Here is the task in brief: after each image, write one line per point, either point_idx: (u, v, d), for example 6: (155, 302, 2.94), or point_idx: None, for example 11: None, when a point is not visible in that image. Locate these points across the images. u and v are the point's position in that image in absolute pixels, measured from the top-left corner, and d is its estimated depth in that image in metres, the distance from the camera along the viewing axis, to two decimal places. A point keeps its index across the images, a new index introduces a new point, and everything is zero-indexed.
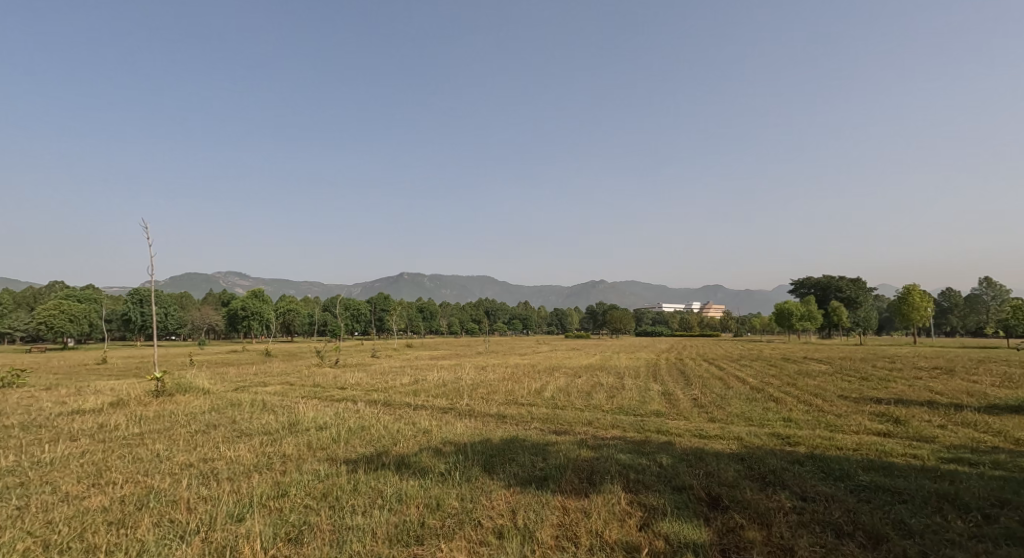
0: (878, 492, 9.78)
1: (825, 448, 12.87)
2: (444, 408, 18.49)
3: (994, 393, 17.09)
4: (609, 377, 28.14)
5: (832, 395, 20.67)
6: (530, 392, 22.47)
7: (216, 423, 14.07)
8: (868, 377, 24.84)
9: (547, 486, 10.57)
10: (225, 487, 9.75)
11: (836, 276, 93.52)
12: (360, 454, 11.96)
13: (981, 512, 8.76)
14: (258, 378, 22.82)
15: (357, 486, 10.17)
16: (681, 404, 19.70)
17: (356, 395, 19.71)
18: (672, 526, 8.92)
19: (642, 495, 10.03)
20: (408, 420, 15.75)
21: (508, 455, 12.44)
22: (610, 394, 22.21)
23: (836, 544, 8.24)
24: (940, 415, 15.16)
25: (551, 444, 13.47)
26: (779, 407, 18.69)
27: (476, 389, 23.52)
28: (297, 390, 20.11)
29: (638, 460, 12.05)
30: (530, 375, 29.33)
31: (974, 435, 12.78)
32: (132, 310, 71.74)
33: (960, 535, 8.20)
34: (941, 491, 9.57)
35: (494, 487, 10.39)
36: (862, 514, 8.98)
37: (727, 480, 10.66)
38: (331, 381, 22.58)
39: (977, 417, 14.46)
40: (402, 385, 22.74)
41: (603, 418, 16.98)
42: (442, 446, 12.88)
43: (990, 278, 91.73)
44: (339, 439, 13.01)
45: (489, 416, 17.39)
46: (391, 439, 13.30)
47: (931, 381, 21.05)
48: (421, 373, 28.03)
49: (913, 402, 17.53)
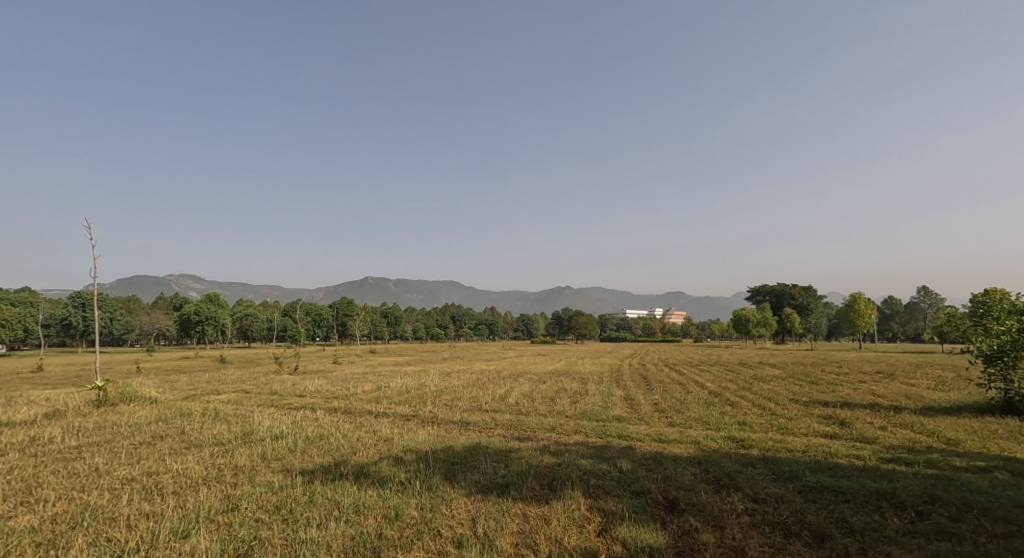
0: (823, 492, 10.19)
1: (776, 450, 13.34)
2: (407, 416, 18.33)
3: (930, 396, 18.05)
4: (573, 383, 28.37)
5: (784, 399, 21.41)
6: (495, 399, 22.47)
7: (163, 434, 13.57)
8: (818, 381, 25.83)
9: (508, 493, 10.62)
10: (169, 502, 9.42)
11: (789, 284, 96.92)
12: (317, 465, 11.74)
13: (915, 509, 9.22)
14: (211, 386, 22.09)
15: (312, 497, 9.99)
16: (643, 409, 20.06)
17: (315, 403, 19.32)
18: (630, 530, 9.07)
19: (601, 501, 10.18)
20: (369, 428, 15.59)
21: (470, 462, 12.41)
22: (573, 400, 22.42)
23: (783, 544, 8.53)
24: (881, 417, 15.94)
25: (514, 451, 13.51)
26: (734, 411, 19.26)
27: (439, 395, 23.37)
28: (252, 398, 19.54)
29: (599, 465, 12.22)
30: (495, 381, 29.30)
31: (911, 436, 13.49)
32: (73, 314, 68.05)
33: (895, 532, 8.62)
34: (879, 490, 10.01)
35: (455, 495, 10.37)
36: (808, 514, 9.33)
37: (684, 483, 10.91)
38: (289, 388, 22.07)
39: (914, 418, 15.26)
40: (364, 392, 22.40)
41: (566, 424, 17.15)
42: (403, 454, 12.77)
43: (927, 287, 95.94)
44: (295, 448, 12.73)
45: (452, 423, 17.35)
46: (351, 447, 13.13)
47: (874, 384, 22.05)
48: (384, 380, 27.62)
49: (858, 404, 18.34)
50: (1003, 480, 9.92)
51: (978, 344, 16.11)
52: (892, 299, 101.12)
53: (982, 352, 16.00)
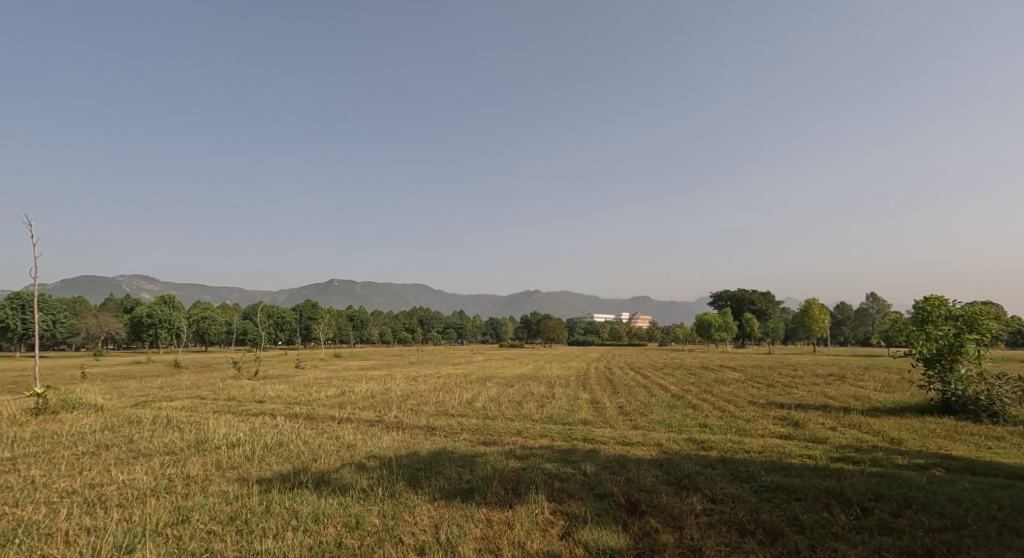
0: (777, 491, 10.52)
1: (734, 451, 13.70)
2: (371, 421, 18.10)
3: (876, 397, 18.85)
4: (540, 387, 28.52)
5: (743, 401, 22.02)
6: (461, 403, 22.39)
7: (109, 443, 13.06)
8: (775, 383, 26.69)
9: (472, 498, 10.61)
10: (113, 516, 9.09)
11: (748, 290, 99.81)
12: (275, 473, 11.49)
13: (861, 506, 9.60)
14: (163, 392, 21.30)
15: (269, 507, 9.78)
16: (607, 413, 20.33)
17: (274, 409, 18.84)
18: (592, 533, 9.18)
19: (564, 504, 10.27)
20: (332, 434, 15.34)
21: (435, 468, 12.35)
22: (539, 404, 22.51)
23: (738, 543, 8.77)
24: (831, 417, 16.58)
25: (479, 455, 13.49)
26: (695, 413, 19.70)
27: (405, 399, 23.16)
28: (208, 404, 18.97)
29: (563, 468, 12.33)
30: (462, 385, 29.17)
31: (859, 436, 14.04)
32: (12, 317, 64.56)
33: (842, 528, 8.98)
34: (829, 488, 10.41)
35: (418, 501, 10.31)
36: (762, 513, 9.62)
37: (646, 486, 11.10)
38: (248, 394, 21.46)
39: (862, 418, 15.92)
40: (327, 398, 21.98)
41: (532, 427, 17.23)
42: (366, 461, 12.62)
43: (875, 294, 100.16)
44: (252, 456, 12.43)
45: (418, 428, 17.22)
46: (312, 454, 12.90)
47: (827, 387, 22.89)
48: (349, 384, 27.17)
49: (810, 406, 19.01)
50: (939, 477, 10.43)
51: (918, 348, 16.94)
52: (843, 304, 105.23)
53: (922, 356, 16.87)
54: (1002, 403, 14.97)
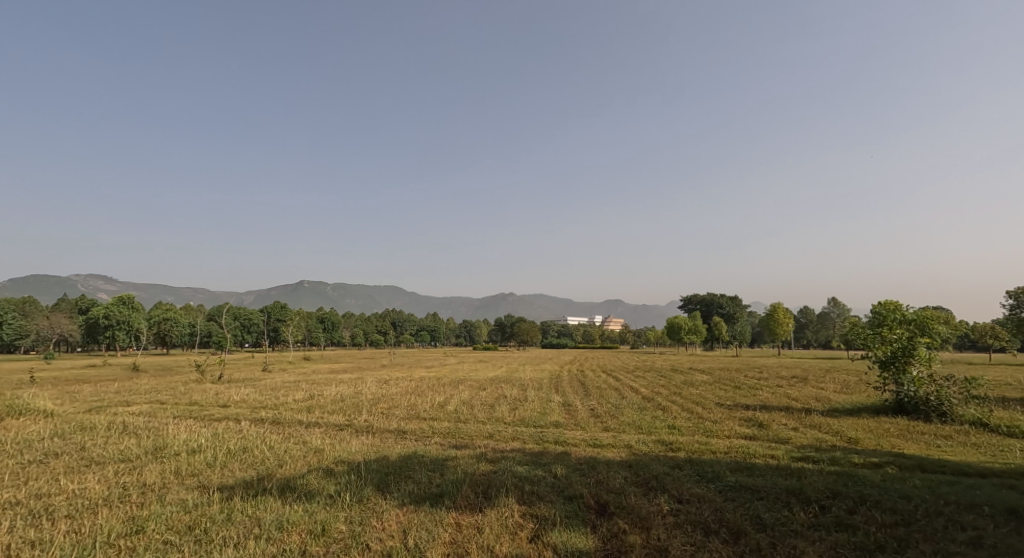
0: (741, 491, 10.74)
1: (700, 452, 13.94)
2: (340, 425, 17.83)
3: (837, 398, 19.40)
4: (513, 389, 28.48)
5: (711, 402, 22.44)
6: (433, 407, 22.21)
7: (59, 451, 12.56)
8: (740, 386, 27.26)
9: (442, 502, 10.55)
10: (60, 528, 8.75)
11: (717, 294, 101.76)
12: (237, 480, 11.22)
13: (818, 504, 9.87)
14: (120, 397, 20.56)
15: (231, 515, 9.55)
16: (579, 415, 20.45)
17: (239, 414, 18.40)
18: (560, 536, 9.23)
19: (534, 507, 10.29)
20: (298, 439, 15.05)
21: (404, 472, 12.23)
22: (512, 407, 22.48)
23: (703, 542, 8.91)
24: (794, 418, 16.98)
25: (450, 459, 13.42)
26: (664, 415, 19.98)
27: (376, 403, 22.85)
28: (168, 409, 18.39)
29: (533, 471, 12.35)
30: (434, 388, 28.96)
31: (819, 436, 14.45)
32: None
33: (802, 525, 9.20)
34: (790, 486, 10.69)
35: (386, 507, 10.20)
36: (727, 512, 9.82)
37: (614, 487, 11.21)
38: (211, 398, 20.90)
39: (823, 419, 16.35)
40: (294, 402, 21.56)
41: (504, 430, 17.20)
42: (334, 466, 12.43)
43: (836, 298, 103.23)
44: (214, 463, 12.11)
45: (388, 432, 17.04)
46: (277, 460, 12.64)
47: (790, 388, 23.51)
48: (318, 388, 26.70)
49: (774, 407, 19.46)
50: (891, 474, 10.82)
51: (875, 351, 17.51)
52: (806, 308, 108.22)
53: (879, 359, 17.41)
54: (951, 403, 15.59)
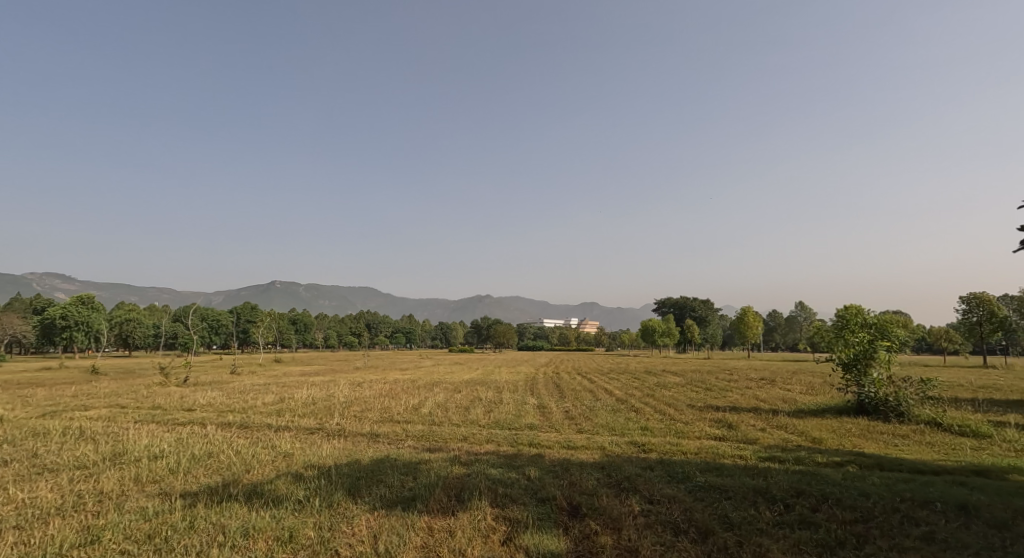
0: (710, 490, 10.90)
1: (672, 452, 14.10)
2: (311, 429, 17.55)
3: (803, 399, 19.88)
4: (488, 392, 28.41)
5: (683, 404, 22.73)
6: (407, 409, 22.03)
7: (10, 459, 12.08)
8: (711, 387, 27.73)
9: (414, 506, 10.46)
10: (8, 540, 8.41)
11: (690, 297, 103.40)
12: (202, 486, 10.94)
13: (783, 503, 10.07)
14: (76, 401, 19.82)
15: (194, 523, 9.31)
16: (553, 417, 20.53)
17: (205, 418, 17.94)
18: (533, 538, 9.22)
19: (507, 509, 10.28)
20: (267, 443, 14.74)
21: (376, 476, 12.10)
22: (487, 409, 22.44)
23: (673, 542, 9.01)
24: (762, 419, 17.32)
25: (423, 462, 13.31)
26: (638, 416, 20.17)
27: (348, 406, 22.54)
28: (129, 414, 17.83)
29: (507, 473, 12.34)
30: (409, 391, 28.68)
31: (785, 436, 14.77)
32: None
33: (767, 523, 9.38)
34: (756, 486, 10.88)
35: (357, 512, 10.07)
36: (696, 511, 9.96)
37: (587, 488, 11.27)
38: (175, 401, 20.32)
39: (789, 420, 16.70)
40: (263, 405, 21.10)
41: (478, 433, 17.15)
42: (303, 470, 12.21)
43: (802, 302, 105.88)
44: (177, 469, 11.79)
45: (360, 436, 16.83)
46: (244, 465, 12.36)
47: (758, 390, 23.97)
48: (289, 391, 26.20)
49: (743, 408, 19.84)
50: (852, 472, 11.13)
51: (838, 353, 17.99)
52: (775, 311, 110.76)
53: (842, 361, 17.88)
54: (908, 403, 16.08)
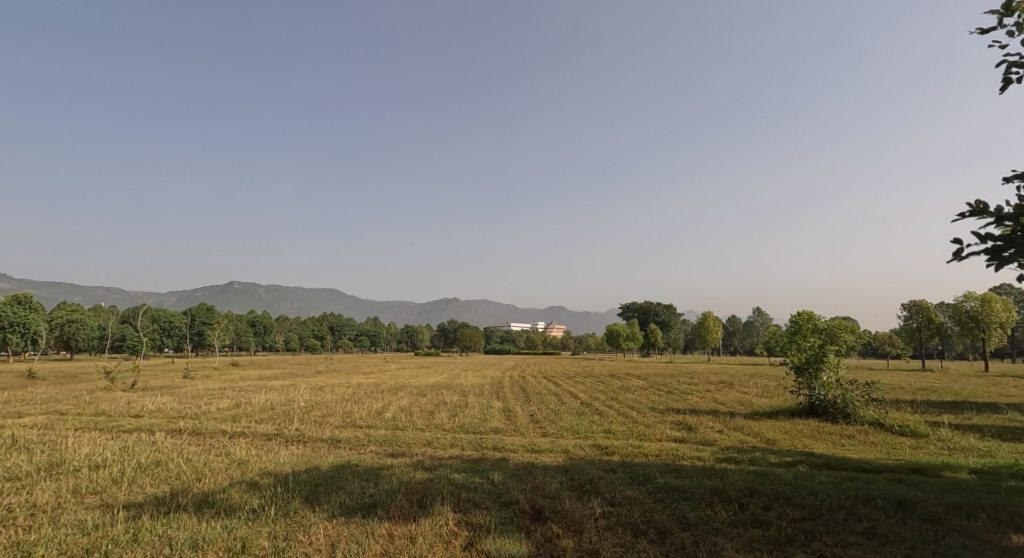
0: (670, 492, 11.07)
1: (634, 455, 14.26)
2: (268, 435, 17.07)
3: (759, 402, 20.42)
4: (454, 396, 28.17)
5: (645, 407, 23.02)
6: (370, 414, 21.66)
7: None
8: (673, 390, 28.18)
9: (374, 513, 10.27)
10: None
11: (653, 302, 105.08)
12: (147, 497, 10.49)
13: (738, 502, 10.29)
14: (10, 408, 18.78)
15: (137, 535, 8.91)
16: (519, 421, 20.51)
17: (153, 424, 17.25)
18: (495, 543, 9.16)
19: (469, 514, 10.19)
20: (220, 451, 14.27)
21: (336, 483, 11.84)
22: (451, 413, 22.27)
23: (632, 543, 9.10)
24: (719, 421, 17.72)
25: (385, 468, 13.07)
26: (601, 419, 20.34)
27: (308, 411, 22.02)
28: (69, 421, 16.98)
29: (471, 478, 12.25)
30: (372, 395, 28.22)
31: (741, 437, 15.15)
32: None
33: (722, 523, 9.56)
34: (713, 486, 11.09)
35: (315, 520, 9.81)
36: (655, 513, 10.07)
37: (550, 492, 11.28)
38: (121, 408, 19.47)
39: (745, 422, 17.12)
40: (217, 411, 20.42)
41: (442, 437, 17.00)
42: (259, 478, 11.85)
43: (759, 308, 109.03)
44: (121, 479, 11.29)
45: (320, 441, 16.49)
46: (194, 474, 11.92)
47: (717, 393, 24.48)
48: (245, 396, 25.43)
49: (703, 411, 20.26)
50: (803, 472, 11.46)
51: (791, 357, 18.52)
52: (734, 317, 113.60)
53: (794, 365, 18.41)
54: (854, 405, 16.70)
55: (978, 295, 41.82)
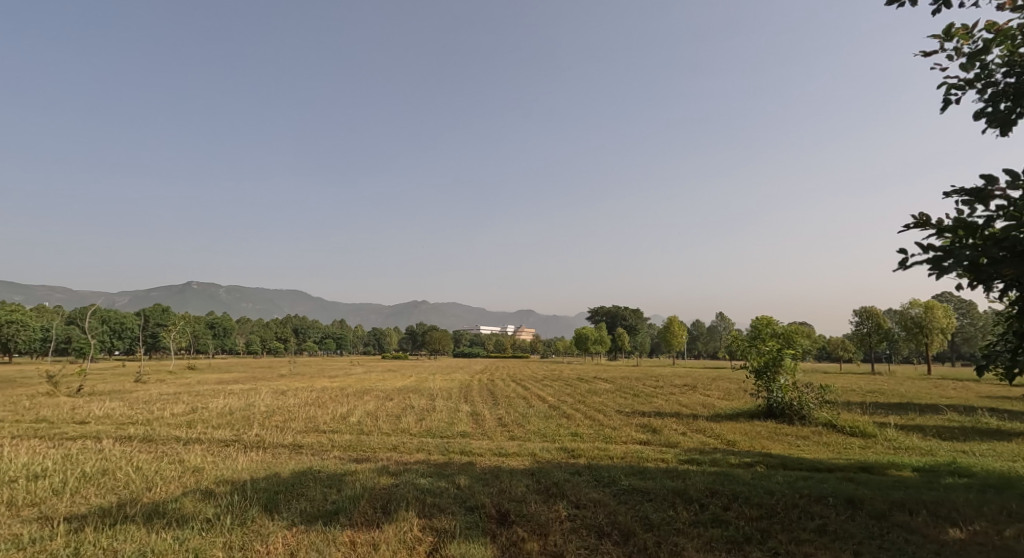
0: (633, 493, 11.11)
1: (599, 458, 14.28)
2: (226, 441, 16.51)
3: (721, 404, 20.75)
4: (421, 400, 27.79)
5: (612, 410, 23.16)
6: (334, 419, 21.19)
7: None
8: (639, 394, 28.41)
9: (336, 520, 10.00)
10: None
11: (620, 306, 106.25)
12: (93, 508, 10.00)
13: (699, 503, 10.39)
14: None
15: (79, 549, 8.47)
16: (486, 425, 20.36)
17: (100, 431, 16.48)
18: (459, 548, 9.00)
19: (434, 520, 10.01)
20: (173, 458, 13.72)
21: (297, 490, 11.49)
22: (418, 417, 21.94)
23: (596, 545, 9.07)
24: (683, 424, 17.92)
25: (348, 474, 12.77)
26: (568, 423, 20.37)
27: (269, 416, 21.40)
28: (9, 429, 16.08)
29: (437, 482, 12.06)
30: (336, 399, 27.67)
31: (704, 439, 15.37)
32: None
33: (684, 523, 9.63)
34: (676, 487, 11.18)
35: (273, 528, 9.49)
36: (619, 514, 10.09)
37: (516, 495, 11.18)
38: (65, 414, 18.53)
39: (708, 424, 17.38)
40: (171, 416, 19.64)
41: (408, 442, 16.73)
42: (215, 486, 11.42)
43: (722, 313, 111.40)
44: (63, 490, 10.72)
45: (281, 447, 16.03)
46: (144, 483, 11.40)
47: (681, 396, 24.82)
48: (203, 401, 24.56)
49: (667, 413, 20.48)
50: (760, 472, 11.67)
51: (751, 361, 18.90)
52: (698, 321, 115.74)
53: (754, 368, 18.79)
54: (809, 407, 17.13)
55: (922, 302, 43.65)
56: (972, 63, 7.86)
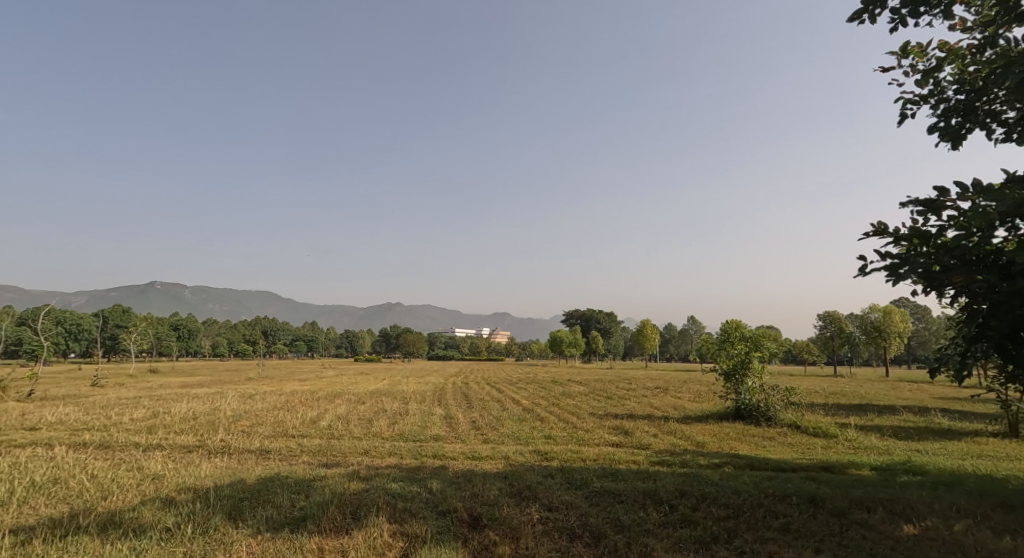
0: (605, 495, 11.08)
1: (572, 460, 14.24)
2: (188, 447, 15.97)
3: (692, 406, 20.96)
4: (393, 403, 27.37)
5: (585, 412, 23.21)
6: (304, 423, 20.71)
7: None
8: (612, 396, 28.54)
9: (303, 527, 9.72)
10: None
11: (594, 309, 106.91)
12: (43, 519, 9.51)
13: (669, 503, 10.42)
14: None
15: None
16: (459, 428, 20.16)
17: (53, 438, 15.76)
18: (429, 552, 8.83)
19: (405, 525, 9.80)
20: (132, 465, 13.19)
21: (263, 496, 11.15)
22: (390, 421, 21.62)
23: (568, 547, 9.00)
24: (655, 426, 18.03)
25: (317, 479, 12.45)
26: (541, 425, 20.32)
27: (236, 421, 20.81)
28: None
29: (408, 487, 11.84)
30: (306, 403, 27.10)
31: (675, 440, 15.48)
32: None
33: (654, 524, 9.63)
34: (646, 489, 11.19)
35: (237, 537, 9.16)
36: (591, 516, 10.05)
37: (488, 499, 11.04)
38: (15, 421, 17.67)
39: (679, 426, 17.50)
40: (131, 422, 18.92)
41: (380, 446, 16.42)
42: (176, 494, 10.99)
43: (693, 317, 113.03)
44: (10, 501, 10.18)
45: (247, 452, 15.57)
46: (100, 492, 10.91)
47: (653, 398, 24.99)
48: (165, 405, 23.75)
49: (639, 416, 20.58)
50: (729, 472, 11.78)
51: (721, 364, 19.14)
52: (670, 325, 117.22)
53: (724, 371, 19.01)
54: (775, 409, 17.41)
55: (881, 307, 44.95)
56: (925, 80, 8.09)
